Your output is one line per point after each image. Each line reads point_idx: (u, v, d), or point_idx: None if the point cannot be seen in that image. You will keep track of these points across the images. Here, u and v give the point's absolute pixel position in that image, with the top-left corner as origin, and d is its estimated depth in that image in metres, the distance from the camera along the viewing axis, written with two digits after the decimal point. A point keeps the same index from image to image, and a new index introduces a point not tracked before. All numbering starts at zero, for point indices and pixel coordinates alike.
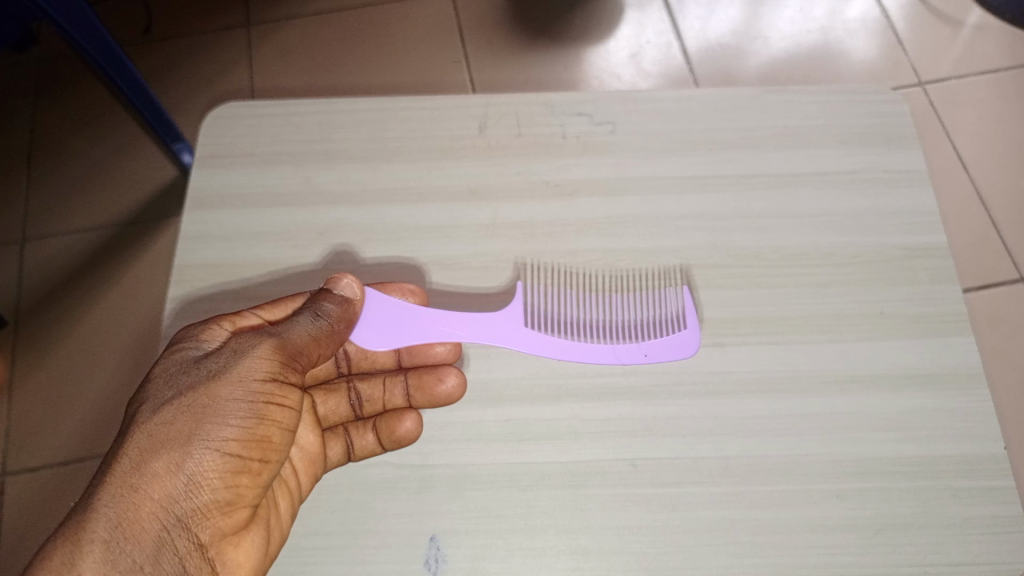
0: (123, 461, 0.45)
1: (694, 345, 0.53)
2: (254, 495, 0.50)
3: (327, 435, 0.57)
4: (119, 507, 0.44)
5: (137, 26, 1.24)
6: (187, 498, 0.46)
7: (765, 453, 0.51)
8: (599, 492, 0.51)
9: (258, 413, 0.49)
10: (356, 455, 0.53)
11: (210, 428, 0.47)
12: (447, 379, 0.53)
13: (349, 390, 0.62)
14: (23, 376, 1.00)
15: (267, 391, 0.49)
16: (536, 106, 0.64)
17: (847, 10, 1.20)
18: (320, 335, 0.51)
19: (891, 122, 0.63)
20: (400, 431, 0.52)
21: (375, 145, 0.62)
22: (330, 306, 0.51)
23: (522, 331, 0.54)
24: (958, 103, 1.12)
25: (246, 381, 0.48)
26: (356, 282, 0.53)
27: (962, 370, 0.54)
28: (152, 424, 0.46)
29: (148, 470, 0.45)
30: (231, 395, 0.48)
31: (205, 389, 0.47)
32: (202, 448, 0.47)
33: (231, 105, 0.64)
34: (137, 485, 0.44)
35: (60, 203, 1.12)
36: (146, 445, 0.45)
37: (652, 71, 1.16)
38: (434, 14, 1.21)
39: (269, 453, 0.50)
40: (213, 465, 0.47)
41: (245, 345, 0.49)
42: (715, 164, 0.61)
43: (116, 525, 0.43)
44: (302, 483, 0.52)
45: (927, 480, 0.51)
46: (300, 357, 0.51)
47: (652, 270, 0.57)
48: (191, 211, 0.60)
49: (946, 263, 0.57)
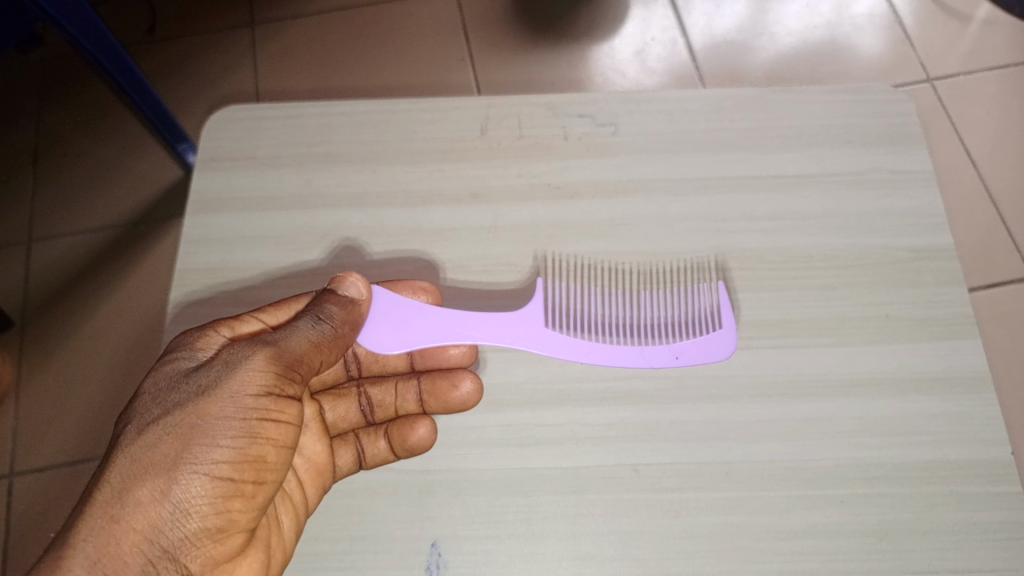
0: (105, 489, 0.44)
1: (729, 348, 0.52)
2: (247, 520, 0.49)
3: (334, 444, 0.58)
4: (100, 540, 0.43)
5: (141, 26, 1.24)
6: (174, 527, 0.45)
7: (769, 457, 0.51)
8: (600, 498, 0.50)
9: (251, 432, 0.48)
10: (367, 463, 0.53)
11: (199, 452, 0.46)
12: (462, 384, 0.53)
13: (359, 395, 0.62)
14: (30, 376, 1.01)
15: (262, 407, 0.49)
16: (537, 107, 0.63)
17: (855, 4, 1.19)
18: (320, 341, 0.51)
19: (895, 122, 0.62)
20: (413, 439, 0.51)
21: (376, 148, 0.62)
22: (333, 309, 0.51)
23: (543, 332, 0.53)
24: (967, 100, 1.11)
25: (238, 397, 0.48)
26: (361, 280, 0.52)
27: (968, 373, 0.53)
28: (137, 447, 0.46)
29: (132, 499, 0.44)
30: (221, 413, 0.48)
31: (193, 409, 0.47)
32: (190, 474, 0.46)
33: (231, 108, 0.64)
34: (119, 515, 0.44)
35: (66, 204, 1.12)
36: (130, 471, 0.45)
37: (657, 68, 1.15)
38: (438, 12, 1.20)
39: (263, 474, 0.50)
40: (202, 490, 0.46)
41: (237, 357, 0.49)
42: (717, 165, 0.61)
43: (95, 561, 0.43)
44: (307, 498, 0.54)
45: (932, 485, 0.50)
46: (298, 366, 0.51)
47: (686, 263, 0.57)
48: (191, 215, 0.60)
49: (952, 265, 0.57)
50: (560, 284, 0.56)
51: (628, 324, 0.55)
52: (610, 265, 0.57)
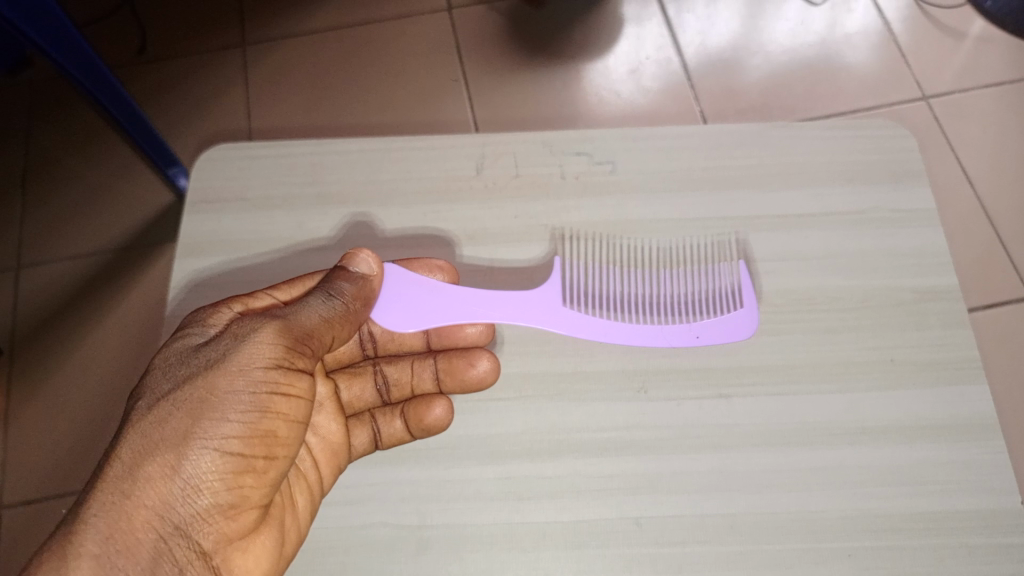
0: (115, 465, 0.44)
1: (750, 326, 0.53)
2: (258, 496, 0.48)
3: (350, 424, 0.57)
4: (111, 516, 0.42)
5: (132, 47, 1.21)
6: (185, 503, 0.45)
7: (773, 509, 0.50)
8: (601, 553, 0.49)
9: (261, 407, 0.47)
10: (383, 443, 0.53)
11: (209, 426, 0.46)
12: (478, 363, 0.53)
13: (375, 373, 0.62)
14: (20, 405, 0.98)
15: (271, 380, 0.48)
16: (533, 145, 0.62)
17: (847, 21, 1.16)
18: (332, 317, 0.50)
19: (897, 158, 0.61)
20: (430, 419, 0.52)
21: (370, 187, 0.61)
22: (345, 285, 0.50)
23: (560, 310, 0.54)
24: (963, 117, 1.09)
25: (247, 370, 0.47)
26: (373, 257, 0.52)
27: (976, 421, 0.52)
28: (147, 422, 0.45)
29: (142, 474, 0.44)
30: (231, 387, 0.47)
31: (202, 382, 0.46)
32: (200, 448, 0.45)
33: (221, 147, 0.62)
34: (130, 491, 0.43)
35: (55, 230, 1.09)
36: (141, 446, 0.44)
37: (652, 88, 1.13)
38: (428, 31, 1.18)
39: (274, 449, 0.49)
40: (212, 465, 0.45)
41: (245, 330, 0.48)
42: (717, 205, 0.60)
43: (106, 537, 0.42)
44: (323, 477, 0.53)
45: (939, 538, 0.49)
46: (309, 340, 0.50)
47: (703, 244, 0.58)
48: (180, 259, 0.58)
49: (957, 307, 0.56)
50: (573, 269, 0.56)
51: (644, 302, 0.56)
52: (625, 244, 0.58)
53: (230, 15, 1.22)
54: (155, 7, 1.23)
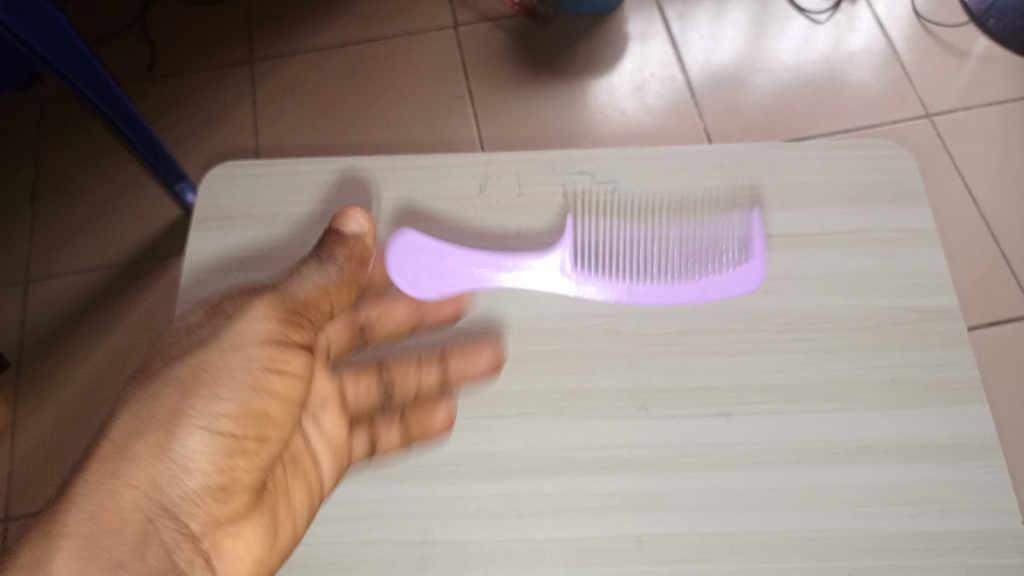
0: (108, 445, 0.47)
1: (758, 275, 0.57)
2: (249, 477, 0.51)
3: (354, 428, 0.58)
4: (100, 493, 0.45)
5: (140, 64, 1.21)
6: (174, 481, 0.47)
7: (773, 527, 0.50)
8: (601, 570, 0.50)
9: (253, 385, 0.52)
10: (381, 447, 0.54)
11: (202, 402, 0.50)
12: (479, 358, 0.55)
13: (379, 371, 0.59)
14: (25, 419, 0.99)
15: (264, 358, 0.52)
16: (536, 164, 0.63)
17: (851, 40, 1.15)
18: (326, 285, 0.54)
19: (896, 179, 0.62)
20: (428, 424, 0.53)
21: (374, 206, 0.61)
22: (337, 250, 0.54)
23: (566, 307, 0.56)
24: (967, 135, 1.08)
25: (240, 347, 0.52)
26: (364, 215, 0.55)
27: (977, 441, 0.53)
28: (141, 403, 0.49)
29: (132, 452, 0.47)
30: (225, 365, 0.51)
31: (198, 361, 0.51)
32: (192, 425, 0.49)
33: (228, 165, 0.63)
34: (117, 469, 0.46)
35: (62, 246, 1.09)
36: (134, 425, 0.48)
37: (656, 106, 1.12)
38: (433, 48, 1.17)
39: (265, 429, 0.52)
40: (203, 443, 0.49)
41: (241, 309, 0.53)
42: (719, 224, 0.60)
43: (92, 517, 0.44)
44: (322, 471, 0.55)
45: (939, 557, 0.49)
46: (302, 316, 0.54)
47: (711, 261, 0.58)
48: (185, 276, 0.59)
49: (958, 327, 0.56)
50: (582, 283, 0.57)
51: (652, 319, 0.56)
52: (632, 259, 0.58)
53: (237, 32, 1.21)
54: (164, 23, 1.23)
